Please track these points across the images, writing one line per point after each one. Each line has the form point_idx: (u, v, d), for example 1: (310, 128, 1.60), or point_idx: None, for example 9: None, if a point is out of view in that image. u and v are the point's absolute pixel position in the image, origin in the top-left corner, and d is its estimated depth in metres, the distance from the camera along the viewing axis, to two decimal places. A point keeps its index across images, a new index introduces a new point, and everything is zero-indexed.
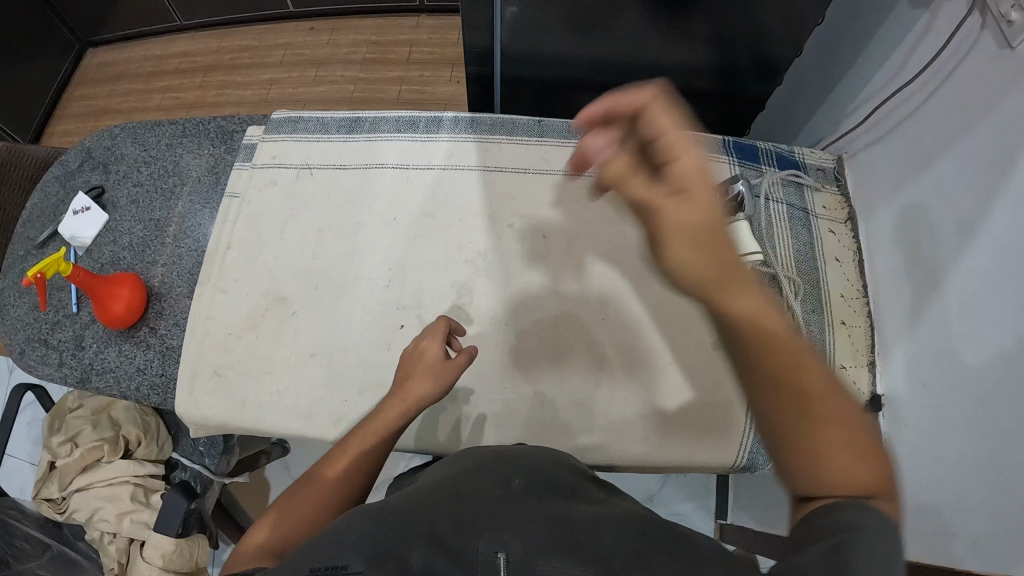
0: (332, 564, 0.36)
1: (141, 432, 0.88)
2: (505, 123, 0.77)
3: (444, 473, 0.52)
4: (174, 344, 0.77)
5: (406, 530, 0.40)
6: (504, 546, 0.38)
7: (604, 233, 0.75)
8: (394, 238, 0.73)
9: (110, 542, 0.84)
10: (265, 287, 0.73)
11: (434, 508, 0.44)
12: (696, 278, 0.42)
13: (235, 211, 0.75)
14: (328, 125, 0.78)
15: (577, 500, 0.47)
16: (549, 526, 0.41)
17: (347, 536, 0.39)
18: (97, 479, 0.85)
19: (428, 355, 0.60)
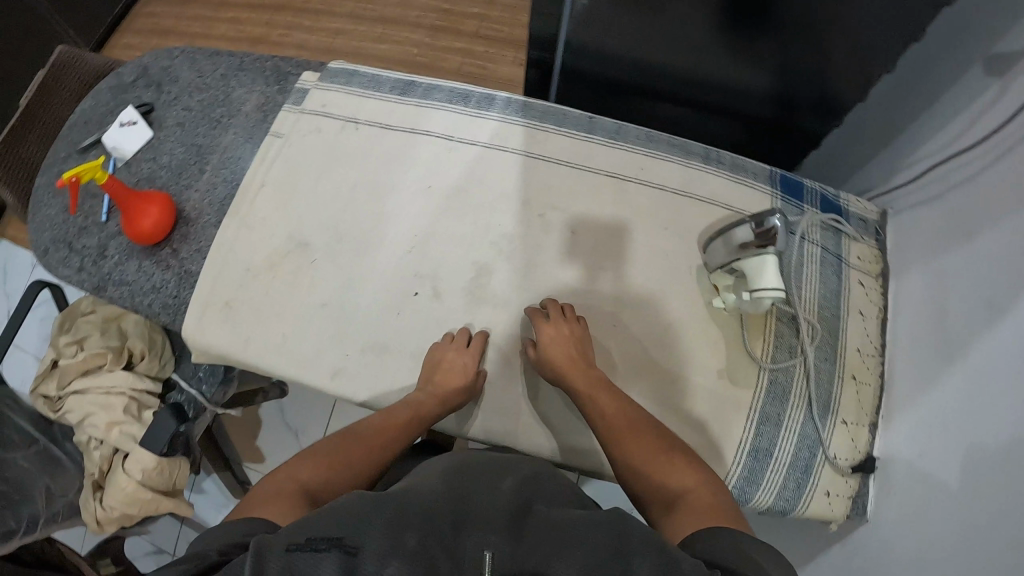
0: (333, 536, 0.39)
1: (146, 346, 0.90)
2: (556, 113, 0.77)
3: (447, 463, 0.56)
4: (193, 270, 0.77)
5: (405, 510, 0.43)
6: (489, 545, 0.42)
7: (632, 242, 0.74)
8: (426, 206, 0.73)
9: (96, 448, 0.88)
10: (291, 231, 0.73)
11: (433, 495, 0.47)
12: (552, 364, 0.65)
13: (276, 151, 0.76)
14: (381, 84, 0.78)
15: (559, 506, 0.50)
16: (529, 536, 0.44)
17: (349, 506, 0.43)
18: (95, 385, 0.88)
19: (462, 367, 0.66)
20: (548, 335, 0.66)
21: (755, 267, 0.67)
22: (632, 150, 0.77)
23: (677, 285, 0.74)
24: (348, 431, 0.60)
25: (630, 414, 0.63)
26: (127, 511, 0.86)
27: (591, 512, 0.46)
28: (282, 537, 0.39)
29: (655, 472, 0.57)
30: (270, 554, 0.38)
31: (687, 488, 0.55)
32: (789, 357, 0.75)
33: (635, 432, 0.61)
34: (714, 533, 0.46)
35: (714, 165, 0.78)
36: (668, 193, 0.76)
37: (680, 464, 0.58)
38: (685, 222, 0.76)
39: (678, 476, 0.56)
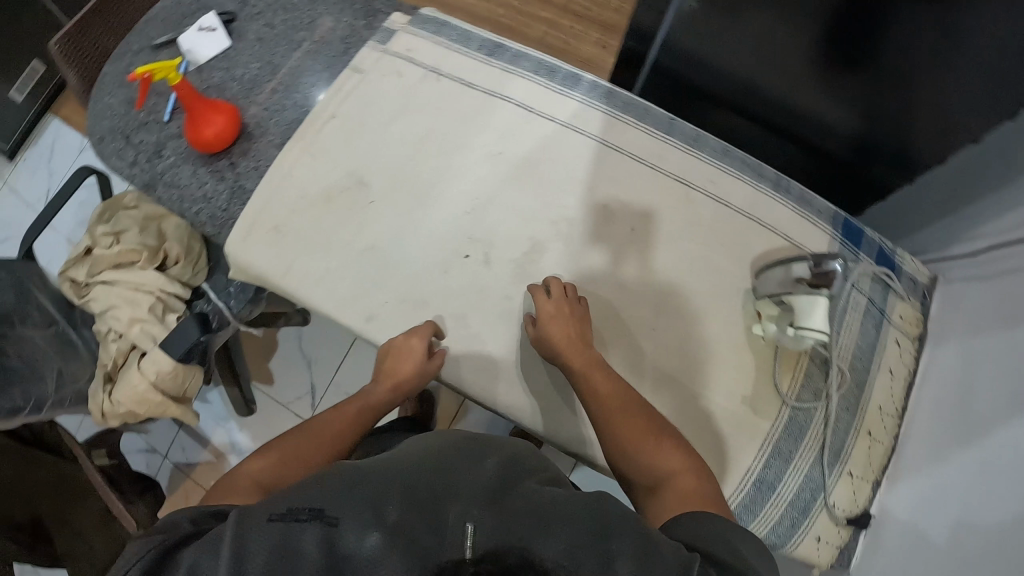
0: (313, 508, 0.46)
1: (181, 252, 0.90)
2: (638, 107, 0.76)
3: (423, 442, 0.59)
4: (246, 187, 0.77)
5: (381, 487, 0.49)
6: (472, 518, 0.45)
7: (684, 252, 0.74)
8: (492, 172, 0.72)
9: (113, 341, 0.89)
10: (353, 167, 0.72)
11: (409, 467, 0.52)
12: (551, 344, 0.64)
13: (352, 86, 0.76)
14: (470, 41, 0.77)
15: (544, 482, 0.54)
16: (513, 510, 0.47)
17: (329, 483, 0.49)
18: (127, 280, 0.89)
19: (412, 352, 0.66)
20: (548, 312, 0.65)
21: (805, 305, 0.67)
22: (704, 160, 0.76)
23: (720, 304, 0.74)
24: (303, 425, 0.65)
25: (620, 392, 0.64)
26: (134, 409, 0.87)
27: (577, 492, 0.50)
28: (264, 508, 0.47)
29: (648, 460, 0.59)
30: (253, 521, 0.45)
31: (677, 472, 0.59)
32: (814, 398, 0.75)
33: (631, 417, 0.62)
34: (695, 522, 0.51)
35: (781, 194, 0.78)
36: (731, 210, 0.76)
37: (668, 446, 0.60)
38: (740, 244, 0.76)
39: (669, 460, 0.59)
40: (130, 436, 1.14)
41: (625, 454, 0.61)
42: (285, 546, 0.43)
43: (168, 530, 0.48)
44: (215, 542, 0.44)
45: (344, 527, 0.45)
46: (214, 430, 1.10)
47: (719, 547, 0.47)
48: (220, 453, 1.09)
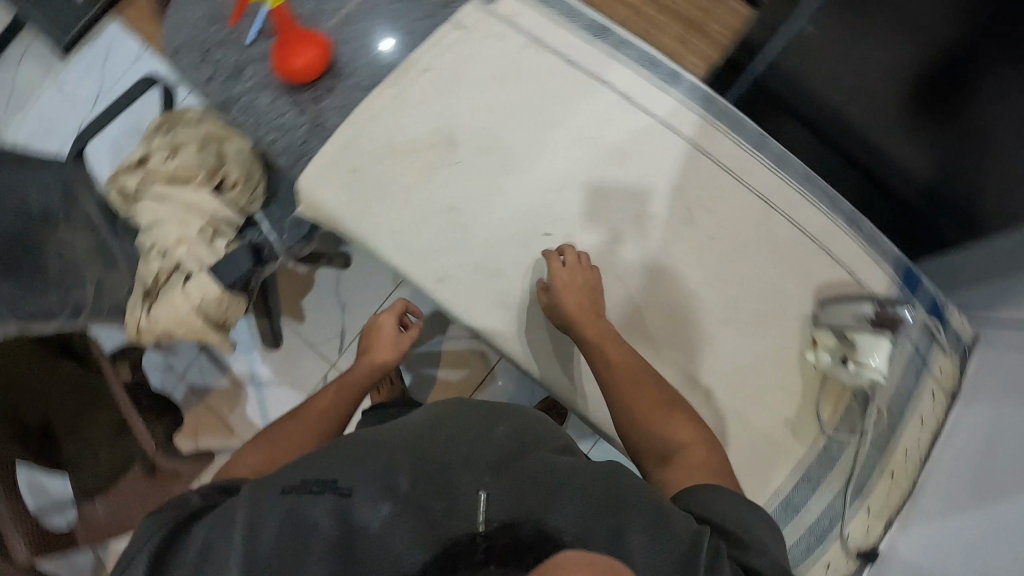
0: (326, 480, 0.53)
1: (241, 177, 0.90)
2: (730, 117, 0.75)
3: (425, 416, 0.64)
4: (326, 124, 0.76)
5: (387, 462, 0.55)
6: (485, 488, 0.52)
7: (752, 267, 0.74)
8: (581, 155, 0.71)
9: (156, 259, 0.87)
10: (442, 124, 0.71)
11: (412, 439, 0.59)
12: (564, 310, 0.65)
13: (451, 42, 0.74)
14: (576, 19, 0.76)
15: (557, 452, 0.58)
16: (521, 484, 0.52)
17: (339, 459, 0.56)
18: (183, 197, 0.89)
19: (387, 325, 0.88)
20: (562, 280, 0.66)
21: (869, 344, 0.69)
22: (785, 182, 0.77)
23: (778, 325, 0.74)
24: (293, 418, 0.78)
25: (634, 366, 0.66)
26: (170, 330, 0.86)
27: (590, 465, 0.55)
28: (279, 481, 0.54)
29: (657, 434, 0.63)
30: (270, 494, 0.52)
31: (686, 443, 0.63)
32: (850, 433, 0.76)
33: (641, 391, 0.65)
34: (707, 492, 0.55)
35: (853, 229, 0.78)
36: (802, 235, 0.77)
37: (678, 420, 0.64)
38: (806, 271, 0.76)
39: (678, 430, 0.63)
40: (152, 353, 1.12)
41: (634, 425, 0.64)
42: (301, 515, 0.50)
43: (184, 501, 0.56)
44: (232, 511, 0.52)
45: (357, 497, 0.52)
46: (234, 358, 1.10)
47: (726, 519, 0.52)
48: (238, 382, 1.10)
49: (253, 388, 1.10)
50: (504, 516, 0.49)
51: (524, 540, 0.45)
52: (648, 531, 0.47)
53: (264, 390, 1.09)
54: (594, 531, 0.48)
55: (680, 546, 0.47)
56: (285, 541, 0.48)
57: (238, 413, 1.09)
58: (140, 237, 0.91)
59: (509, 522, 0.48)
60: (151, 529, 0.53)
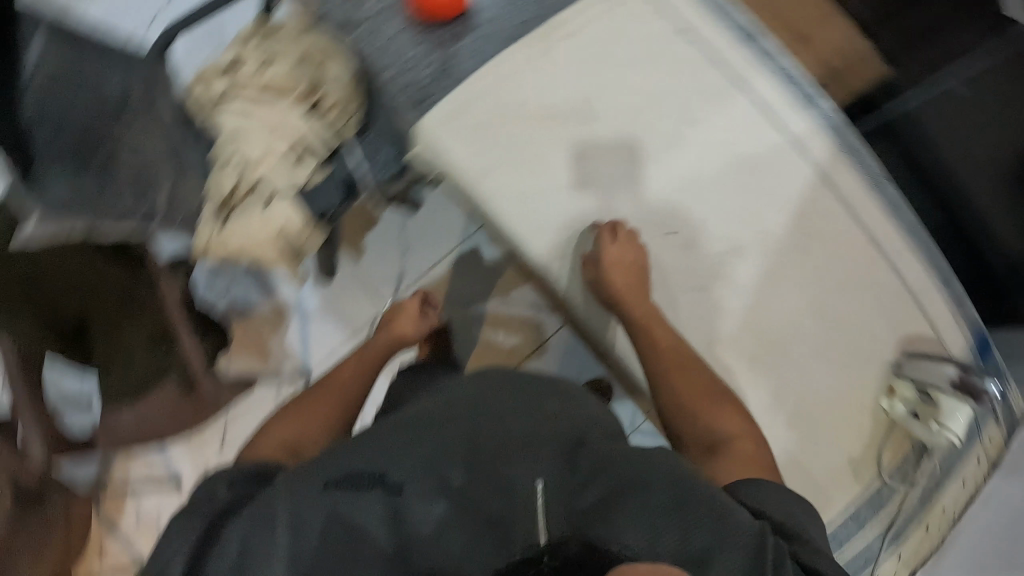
0: (374, 474, 0.54)
1: (338, 103, 0.86)
2: (857, 153, 0.78)
3: (468, 393, 0.64)
4: (460, 66, 0.70)
5: (432, 457, 0.56)
6: (540, 477, 0.53)
7: (851, 305, 0.75)
8: (716, 158, 0.70)
9: (233, 172, 0.84)
10: (583, 97, 0.69)
11: (460, 419, 0.60)
12: (612, 286, 0.70)
13: (604, 12, 0.71)
14: (728, 20, 0.75)
15: (609, 438, 0.60)
16: (575, 482, 0.53)
17: (388, 449, 0.56)
18: (276, 111, 0.85)
19: (410, 308, 0.93)
20: (612, 257, 0.68)
21: (951, 407, 0.71)
22: (893, 227, 0.77)
23: (864, 366, 0.75)
24: (316, 397, 0.83)
25: (677, 354, 0.70)
26: (245, 251, 0.85)
27: (649, 458, 0.56)
28: (323, 474, 0.54)
29: (703, 414, 0.68)
30: (315, 484, 0.53)
31: (728, 432, 0.67)
32: (903, 482, 0.77)
33: (682, 371, 0.70)
34: (758, 484, 0.60)
35: (944, 285, 0.79)
36: (900, 283, 0.77)
37: (726, 412, 0.68)
38: (897, 318, 0.77)
39: (725, 421, 0.68)
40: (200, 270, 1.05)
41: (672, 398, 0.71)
42: (354, 511, 0.51)
43: (215, 501, 0.57)
44: (272, 508, 0.51)
45: (408, 491, 0.53)
46: (282, 283, 1.09)
47: (779, 515, 0.55)
48: (282, 308, 1.09)
49: (297, 317, 1.10)
50: (563, 518, 0.50)
51: (589, 544, 0.47)
52: (709, 532, 0.48)
53: (309, 322, 1.09)
54: (654, 521, 0.47)
55: (737, 536, 0.48)
56: (337, 530, 0.51)
57: (277, 339, 1.09)
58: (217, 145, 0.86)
59: (569, 524, 0.49)
60: (182, 530, 0.53)
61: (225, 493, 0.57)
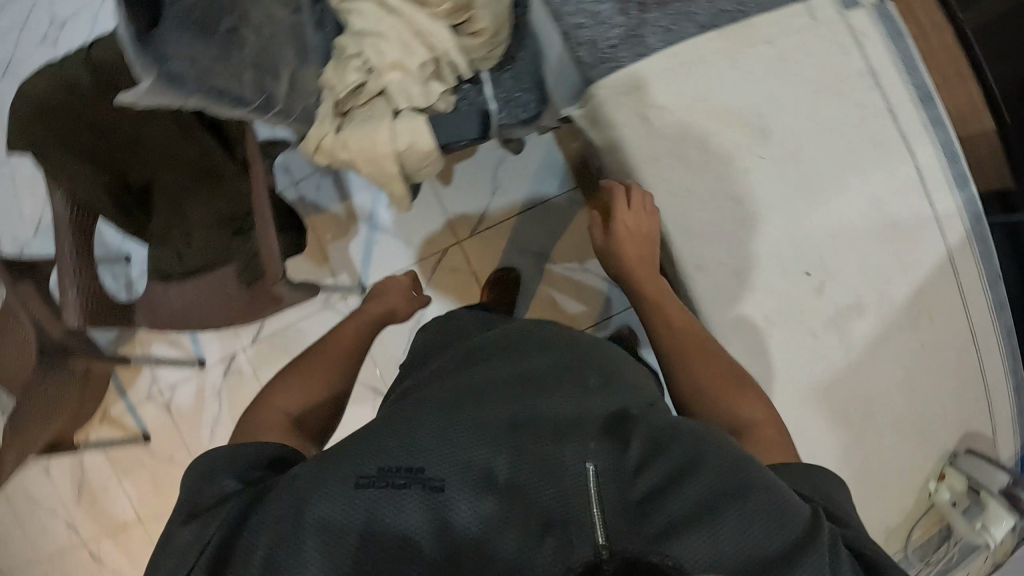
0: (410, 468, 0.45)
1: (487, 29, 0.81)
2: (985, 245, 0.77)
3: (510, 373, 0.57)
4: (645, 40, 0.67)
5: (474, 433, 0.48)
6: (591, 459, 0.45)
7: (935, 387, 0.76)
8: (861, 211, 0.70)
9: (357, 72, 0.79)
10: (759, 112, 0.68)
11: (500, 393, 0.53)
12: (626, 253, 0.68)
13: (796, 34, 0.71)
14: (914, 76, 0.74)
15: (648, 407, 0.56)
16: (625, 457, 0.46)
17: (422, 431, 0.48)
18: (416, 18, 0.78)
19: (399, 284, 0.96)
20: (626, 224, 0.67)
21: (997, 514, 0.77)
22: (994, 326, 0.78)
23: (925, 446, 0.77)
24: (304, 362, 0.73)
25: (695, 334, 0.64)
26: (359, 163, 0.83)
27: (688, 430, 0.50)
28: (350, 468, 0.46)
29: (721, 395, 0.59)
30: (341, 486, 0.44)
31: (754, 416, 0.57)
32: (920, 561, 0.82)
33: (702, 354, 0.63)
34: (789, 467, 0.51)
35: (1018, 394, 0.80)
36: (984, 380, 0.78)
37: (753, 397, 0.59)
38: (968, 411, 0.79)
39: (749, 406, 0.58)
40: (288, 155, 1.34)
41: (691, 378, 0.61)
42: (386, 510, 0.43)
43: (230, 502, 0.48)
44: (299, 506, 0.44)
45: (448, 489, 0.44)
46: (360, 192, 1.32)
47: (803, 485, 0.49)
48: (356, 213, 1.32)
49: (368, 227, 1.32)
50: (623, 522, 0.41)
51: (650, 554, 0.37)
52: (765, 522, 0.41)
53: (379, 233, 1.32)
54: (720, 511, 0.42)
55: (794, 525, 0.42)
56: (373, 540, 0.42)
57: (347, 243, 1.33)
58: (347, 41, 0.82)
59: (629, 530, 0.40)
60: (195, 536, 0.45)
61: (244, 490, 0.49)
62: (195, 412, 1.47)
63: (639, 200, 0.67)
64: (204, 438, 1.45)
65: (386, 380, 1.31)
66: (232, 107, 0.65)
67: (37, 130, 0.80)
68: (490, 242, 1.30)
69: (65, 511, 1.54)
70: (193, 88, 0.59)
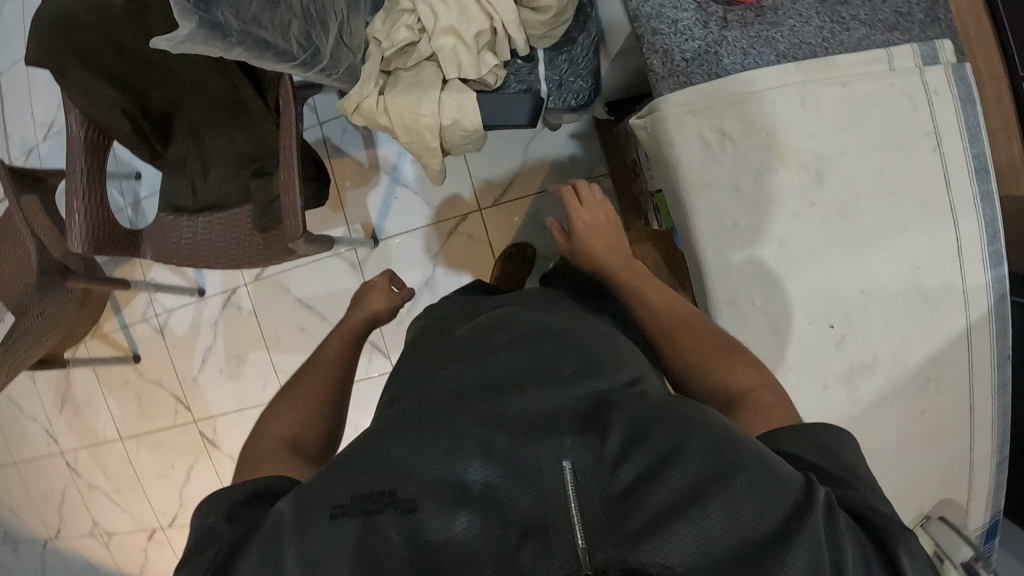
0: (381, 494, 0.43)
1: (552, 7, 0.78)
2: (1005, 325, 0.76)
3: (489, 376, 0.54)
4: (721, 60, 0.65)
5: (449, 439, 0.46)
6: (566, 457, 0.44)
7: (922, 450, 0.77)
8: (892, 271, 0.70)
9: (411, 29, 0.78)
10: (817, 154, 0.67)
11: (477, 393, 0.52)
12: (591, 244, 0.83)
13: (870, 80, 0.68)
14: (975, 146, 0.72)
15: (626, 383, 0.53)
16: (603, 445, 0.44)
17: (399, 451, 0.46)
18: None
19: (378, 286, 0.93)
20: (583, 220, 0.86)
21: None
22: (992, 404, 0.79)
23: (898, 503, 0.80)
24: (302, 379, 0.70)
25: (672, 323, 0.66)
26: (394, 131, 0.78)
27: (670, 409, 0.47)
28: (323, 499, 0.43)
29: (714, 367, 0.60)
30: (318, 520, 0.41)
31: (742, 385, 0.58)
32: None
33: (688, 332, 0.64)
34: (794, 431, 0.48)
35: (999, 470, 0.82)
36: (970, 451, 0.80)
37: (740, 367, 0.59)
38: (946, 477, 0.81)
39: (739, 374, 0.58)
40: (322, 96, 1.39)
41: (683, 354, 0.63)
42: (363, 540, 0.41)
43: (216, 541, 0.44)
44: (278, 547, 0.41)
45: (421, 509, 0.42)
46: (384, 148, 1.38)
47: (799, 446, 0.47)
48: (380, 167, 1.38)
49: (389, 179, 1.39)
50: (609, 536, 0.39)
51: None
52: (754, 502, 0.39)
53: (399, 186, 1.38)
54: (705, 497, 0.39)
55: (784, 500, 0.39)
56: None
57: (366, 191, 1.40)
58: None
59: (614, 538, 0.39)
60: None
61: (231, 530, 0.45)
62: (189, 340, 1.47)
63: (592, 203, 0.88)
64: (195, 368, 1.45)
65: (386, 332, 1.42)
66: (275, 62, 0.58)
67: (60, 48, 0.77)
68: (509, 212, 1.34)
69: (46, 417, 1.54)
70: (236, 39, 0.52)
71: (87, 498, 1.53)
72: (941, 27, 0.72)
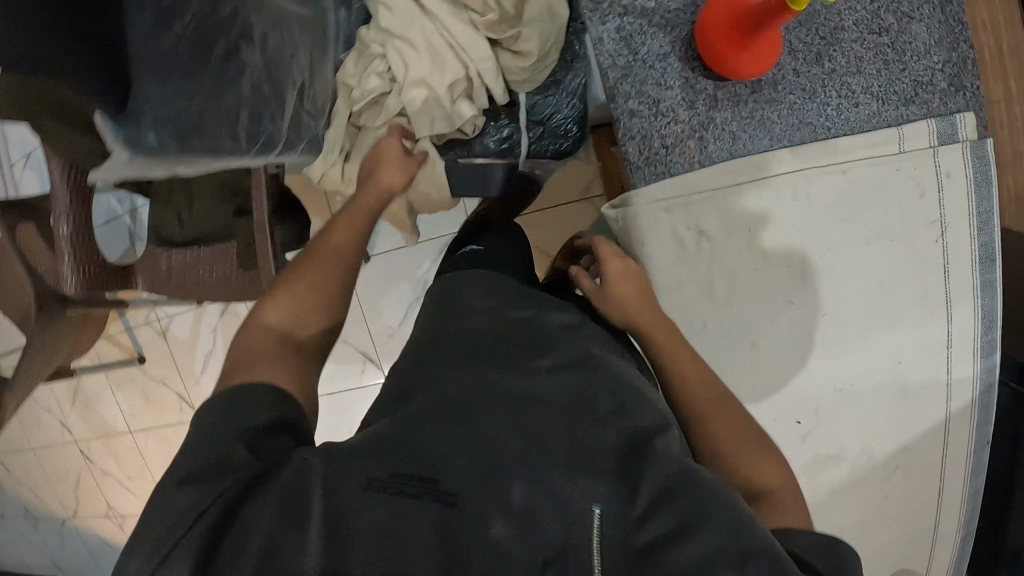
0: (429, 479, 0.39)
1: (533, 53, 0.72)
2: (989, 417, 0.73)
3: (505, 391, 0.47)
4: (705, 147, 0.61)
5: (491, 452, 0.41)
6: (599, 504, 0.39)
7: (887, 529, 0.76)
8: (871, 364, 0.68)
9: (381, 81, 0.73)
10: (804, 247, 0.63)
11: (496, 406, 0.46)
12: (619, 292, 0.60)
13: (873, 167, 0.62)
14: (985, 233, 0.66)
15: (662, 429, 0.47)
16: (638, 487, 0.40)
17: (434, 439, 0.42)
18: (457, 35, 0.72)
19: (388, 151, 0.71)
20: (614, 270, 0.61)
21: None
22: (965, 491, 0.76)
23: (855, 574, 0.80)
24: (300, 259, 0.57)
25: (708, 394, 0.51)
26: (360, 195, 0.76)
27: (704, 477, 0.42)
28: (359, 470, 0.39)
29: (734, 458, 0.48)
30: (347, 497, 0.37)
31: (771, 486, 0.47)
32: None
33: (718, 407, 0.51)
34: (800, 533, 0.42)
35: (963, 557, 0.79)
36: (936, 534, 0.77)
37: (767, 460, 0.49)
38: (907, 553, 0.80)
39: (768, 474, 0.48)
40: None
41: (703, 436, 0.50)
42: (391, 520, 0.37)
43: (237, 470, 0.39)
44: (304, 509, 0.36)
45: (462, 511, 0.38)
46: None
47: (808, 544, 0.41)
48: None
49: None
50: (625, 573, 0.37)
51: None
52: None
53: None
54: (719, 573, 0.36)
55: None
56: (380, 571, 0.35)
57: None
58: (375, 45, 0.73)
59: None
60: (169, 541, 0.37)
61: (250, 462, 0.40)
62: (190, 343, 1.51)
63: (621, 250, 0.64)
64: (196, 370, 1.51)
65: (376, 346, 1.29)
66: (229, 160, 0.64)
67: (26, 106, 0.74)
68: None
69: (60, 409, 1.65)
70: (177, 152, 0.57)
71: (102, 482, 1.67)
72: (966, 97, 0.64)
